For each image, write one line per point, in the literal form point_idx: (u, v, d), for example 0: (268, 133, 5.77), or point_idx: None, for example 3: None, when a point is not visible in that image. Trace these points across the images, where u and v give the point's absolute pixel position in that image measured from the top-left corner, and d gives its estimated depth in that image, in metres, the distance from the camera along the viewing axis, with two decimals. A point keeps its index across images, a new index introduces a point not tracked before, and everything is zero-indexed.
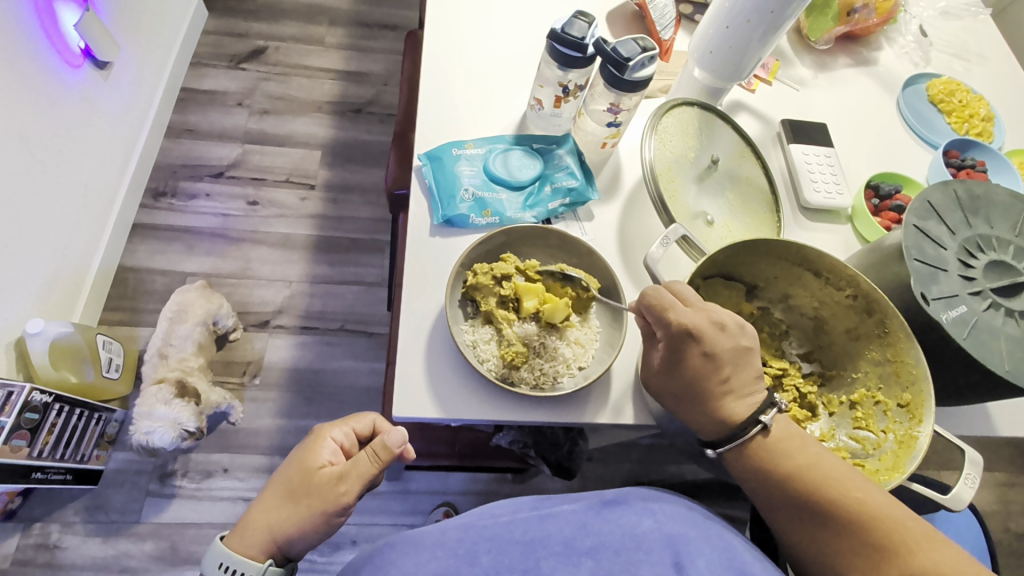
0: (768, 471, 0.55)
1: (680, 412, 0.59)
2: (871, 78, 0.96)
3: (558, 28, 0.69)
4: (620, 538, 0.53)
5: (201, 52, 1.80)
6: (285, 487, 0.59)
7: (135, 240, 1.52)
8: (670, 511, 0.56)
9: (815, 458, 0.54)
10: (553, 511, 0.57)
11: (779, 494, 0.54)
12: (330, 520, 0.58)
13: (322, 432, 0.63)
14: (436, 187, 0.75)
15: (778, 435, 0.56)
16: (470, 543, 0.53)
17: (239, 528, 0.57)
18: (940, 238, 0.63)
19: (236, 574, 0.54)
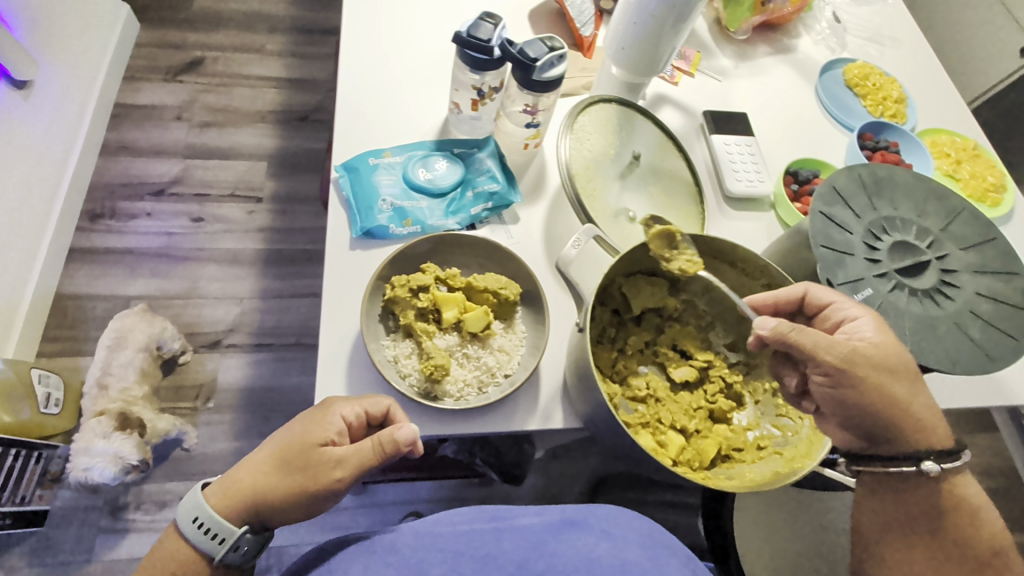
0: (953, 524, 0.54)
1: (904, 407, 0.55)
2: (790, 65, 0.98)
3: (463, 31, 0.68)
4: (573, 562, 0.50)
5: (135, 65, 1.73)
6: (281, 455, 0.55)
7: (73, 265, 1.45)
8: (632, 534, 0.53)
9: (1005, 545, 0.54)
10: (511, 522, 0.54)
11: (950, 548, 0.54)
12: (319, 501, 0.54)
13: (330, 407, 0.57)
14: (354, 199, 0.74)
15: (982, 498, 0.56)
16: (422, 552, 0.51)
17: (226, 479, 0.55)
18: (847, 223, 0.64)
19: (210, 532, 0.52)
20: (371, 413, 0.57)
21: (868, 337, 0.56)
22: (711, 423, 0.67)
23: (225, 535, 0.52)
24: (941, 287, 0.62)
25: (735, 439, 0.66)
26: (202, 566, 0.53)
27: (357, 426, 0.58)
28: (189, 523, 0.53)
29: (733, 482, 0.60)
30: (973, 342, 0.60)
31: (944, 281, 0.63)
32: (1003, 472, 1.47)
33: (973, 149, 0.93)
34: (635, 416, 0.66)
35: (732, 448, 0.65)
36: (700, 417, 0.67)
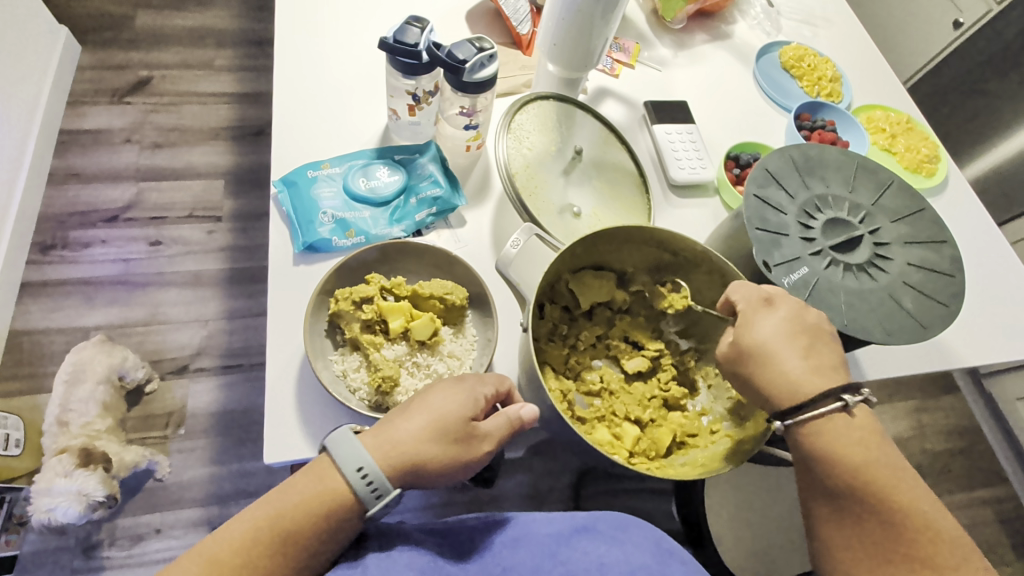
0: (818, 475, 0.51)
1: (763, 381, 0.55)
2: (728, 51, 1.00)
3: (390, 37, 0.67)
4: (587, 565, 0.56)
5: (78, 89, 1.67)
6: (435, 423, 0.55)
7: (27, 300, 1.40)
8: (638, 539, 0.59)
9: (885, 475, 0.49)
10: (529, 535, 0.59)
11: (828, 501, 0.51)
12: (456, 472, 0.57)
13: (473, 384, 0.58)
14: (294, 214, 0.72)
15: (849, 434, 0.51)
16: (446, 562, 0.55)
17: (380, 436, 0.54)
18: (781, 204, 0.65)
19: (372, 486, 0.51)
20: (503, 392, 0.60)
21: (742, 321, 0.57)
22: (666, 411, 0.68)
23: (383, 492, 0.52)
24: (874, 260, 0.64)
25: (689, 425, 0.67)
26: (350, 513, 0.51)
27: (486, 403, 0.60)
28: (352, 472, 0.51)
29: (686, 468, 0.61)
30: (906, 312, 0.61)
31: (877, 254, 0.64)
32: (968, 431, 1.52)
33: (907, 122, 0.96)
34: (591, 410, 0.66)
35: (687, 434, 0.66)
36: (654, 406, 0.68)
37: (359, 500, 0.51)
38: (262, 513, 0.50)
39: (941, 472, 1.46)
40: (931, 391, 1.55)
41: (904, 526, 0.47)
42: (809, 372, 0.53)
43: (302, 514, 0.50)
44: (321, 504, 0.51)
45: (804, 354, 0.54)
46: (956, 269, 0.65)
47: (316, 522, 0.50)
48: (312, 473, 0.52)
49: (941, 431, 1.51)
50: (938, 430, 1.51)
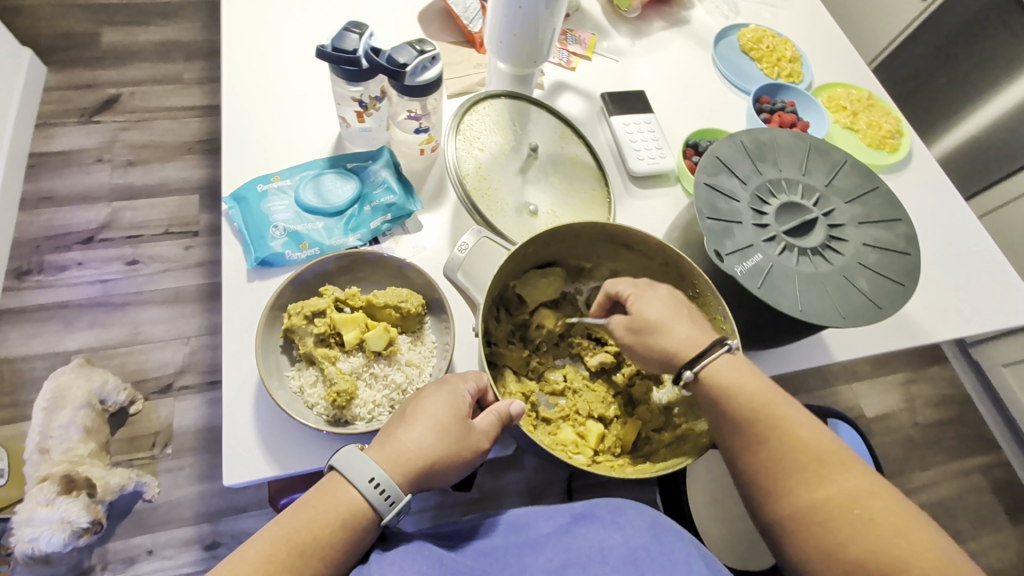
0: (722, 413, 0.53)
1: (661, 350, 0.57)
2: (686, 38, 0.98)
3: (329, 46, 0.66)
4: (588, 551, 0.54)
5: (45, 111, 1.63)
6: (439, 423, 0.54)
7: (5, 327, 1.38)
8: (637, 521, 0.57)
9: (773, 397, 0.53)
10: (529, 532, 0.57)
11: (737, 435, 0.52)
12: (461, 471, 0.56)
13: (459, 382, 0.57)
14: (246, 229, 0.71)
15: (738, 369, 0.54)
16: (448, 562, 0.53)
17: (387, 447, 0.52)
18: (733, 191, 0.64)
19: (387, 495, 0.50)
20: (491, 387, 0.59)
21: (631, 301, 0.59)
22: (631, 406, 0.67)
23: (397, 499, 0.50)
24: (828, 242, 0.63)
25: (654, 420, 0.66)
26: (367, 525, 0.49)
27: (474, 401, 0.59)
28: (363, 482, 0.50)
29: (647, 465, 0.60)
30: (861, 293, 0.61)
31: (831, 236, 0.63)
32: (958, 400, 1.52)
33: (868, 99, 0.95)
34: (555, 411, 0.66)
35: (652, 430, 0.65)
36: (618, 403, 0.67)
37: (374, 510, 0.49)
38: (274, 538, 0.47)
39: (934, 443, 1.46)
40: (920, 363, 1.55)
41: (800, 438, 0.50)
42: (699, 334, 0.56)
43: (320, 531, 0.48)
44: (338, 518, 0.48)
45: (687, 321, 0.57)
46: (911, 248, 0.64)
47: (335, 537, 0.48)
48: (318, 492, 0.50)
49: (931, 402, 1.51)
50: (928, 402, 1.51)
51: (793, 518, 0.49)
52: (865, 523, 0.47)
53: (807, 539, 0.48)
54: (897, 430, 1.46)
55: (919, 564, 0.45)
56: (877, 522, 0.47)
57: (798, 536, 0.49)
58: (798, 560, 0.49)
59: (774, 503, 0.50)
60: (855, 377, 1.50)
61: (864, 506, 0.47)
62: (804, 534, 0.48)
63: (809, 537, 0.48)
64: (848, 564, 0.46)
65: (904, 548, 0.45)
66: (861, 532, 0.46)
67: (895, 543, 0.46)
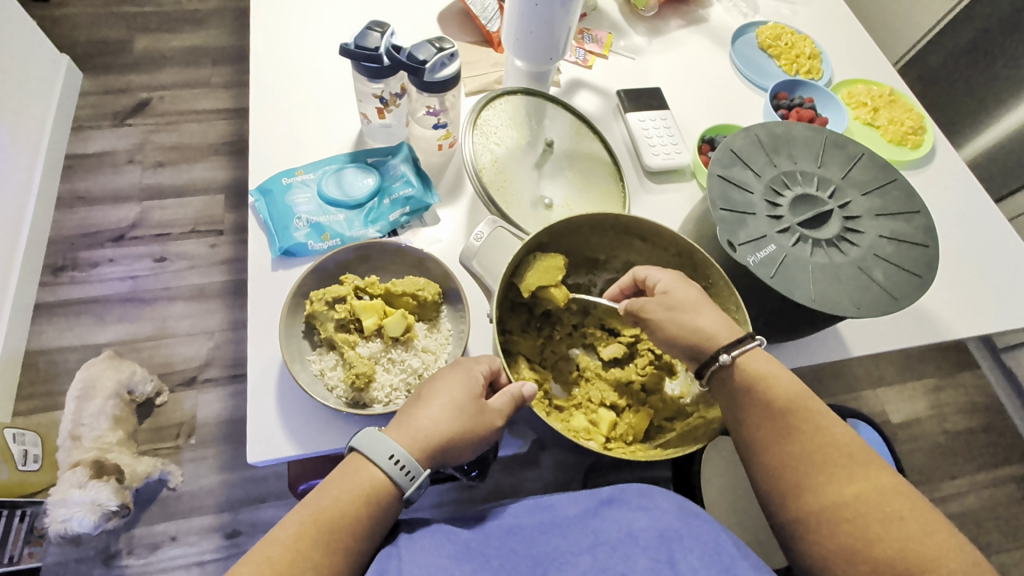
0: (757, 403, 0.54)
1: (690, 328, 0.57)
2: (703, 36, 0.97)
3: (352, 44, 0.68)
4: (617, 533, 0.55)
5: (81, 115, 1.71)
6: (451, 403, 0.55)
7: (40, 320, 1.44)
8: (665, 504, 0.58)
9: (807, 393, 0.54)
10: (556, 514, 0.58)
11: (770, 426, 0.53)
12: (477, 448, 0.57)
13: (473, 364, 0.58)
14: (271, 220, 0.74)
15: (771, 364, 0.55)
16: (478, 547, 0.54)
17: (403, 427, 0.54)
18: (747, 183, 0.65)
19: (406, 471, 0.51)
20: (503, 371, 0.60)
21: (659, 284, 0.60)
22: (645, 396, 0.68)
23: (416, 474, 0.52)
24: (844, 234, 0.63)
25: (667, 408, 0.67)
26: (389, 500, 0.51)
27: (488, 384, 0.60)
28: (383, 459, 0.51)
29: (658, 451, 0.61)
30: (877, 284, 0.61)
31: (847, 228, 0.63)
32: (988, 408, 1.48)
33: (889, 95, 0.94)
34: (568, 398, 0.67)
35: (665, 419, 0.66)
36: (631, 391, 0.68)
37: (394, 484, 0.51)
38: (302, 519, 0.48)
39: (962, 452, 1.42)
40: (947, 368, 1.51)
41: (832, 434, 0.52)
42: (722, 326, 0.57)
43: (345, 507, 0.49)
44: (362, 494, 0.50)
45: (715, 309, 0.58)
46: (929, 239, 0.64)
47: (359, 512, 0.50)
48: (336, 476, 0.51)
49: (959, 409, 1.47)
50: (957, 409, 1.47)
51: (817, 514, 0.49)
52: (895, 522, 0.47)
53: (831, 535, 0.48)
54: (923, 438, 1.43)
55: (946, 565, 0.45)
56: (902, 523, 0.47)
57: (824, 534, 0.49)
58: (817, 559, 0.49)
59: (798, 499, 0.50)
60: (879, 383, 1.47)
61: (889, 505, 0.48)
62: (827, 531, 0.48)
63: (837, 534, 0.48)
64: (872, 562, 0.46)
65: (930, 548, 0.46)
66: (889, 529, 0.47)
67: (923, 544, 0.46)
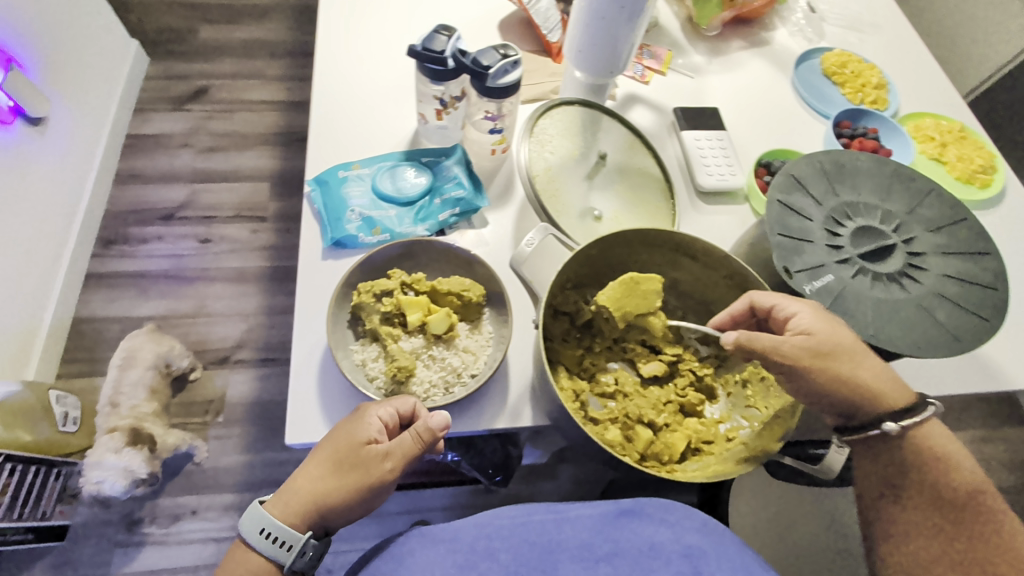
0: (926, 481, 0.53)
1: (844, 379, 0.54)
2: (765, 59, 0.96)
3: (419, 45, 0.70)
4: (637, 546, 0.56)
5: (143, 97, 1.79)
6: (331, 456, 0.57)
7: (89, 290, 1.50)
8: (688, 520, 0.58)
9: (988, 485, 0.52)
10: (568, 512, 0.59)
11: (939, 509, 0.52)
12: (370, 497, 0.57)
13: (364, 411, 0.58)
14: (324, 211, 0.76)
15: (949, 443, 0.54)
16: (487, 540, 0.57)
17: (285, 490, 0.56)
18: (806, 210, 0.63)
19: (278, 540, 0.53)
20: (404, 412, 0.60)
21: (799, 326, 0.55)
22: (682, 416, 0.68)
23: (291, 541, 0.54)
24: (906, 270, 0.61)
25: (706, 431, 0.66)
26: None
27: (392, 424, 0.60)
28: (256, 536, 0.54)
29: (698, 472, 0.60)
30: (941, 325, 0.59)
31: (910, 264, 0.61)
32: None
33: (959, 131, 0.91)
34: (605, 412, 0.66)
35: (702, 441, 0.65)
36: (670, 411, 0.68)
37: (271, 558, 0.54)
38: None
39: None
40: (992, 420, 1.44)
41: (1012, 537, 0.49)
42: (883, 377, 0.54)
43: None
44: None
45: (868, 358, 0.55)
46: (997, 283, 0.61)
47: None
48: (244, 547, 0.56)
49: (1001, 464, 1.40)
50: (999, 463, 1.40)
51: None
52: None
53: None
54: None
55: None
56: None
57: None
58: None
59: None
60: None
61: None
62: None
63: None
64: None
65: None
66: None
67: None
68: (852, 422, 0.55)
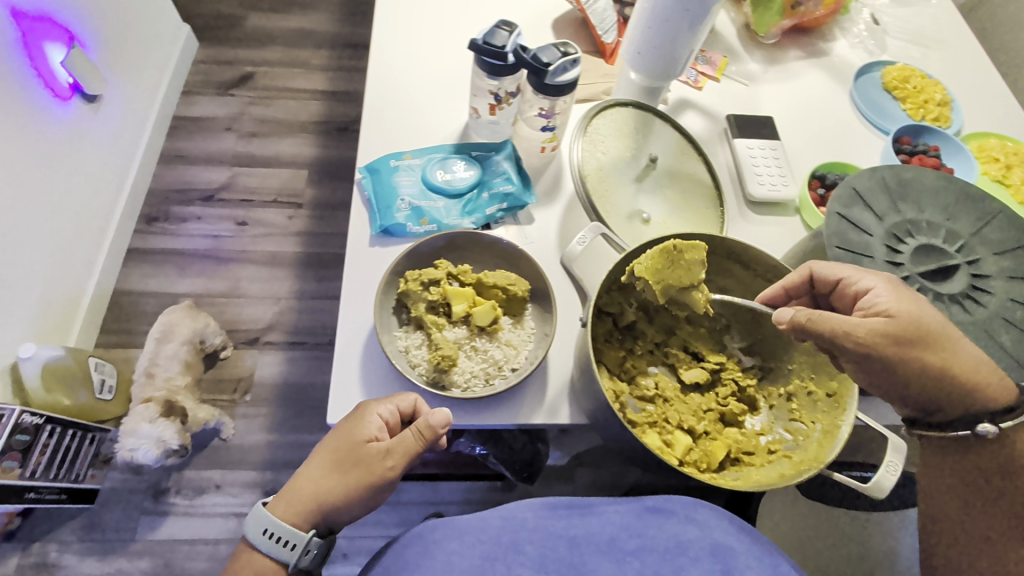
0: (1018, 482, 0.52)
1: (933, 367, 0.53)
2: (823, 69, 0.94)
3: (480, 39, 0.70)
4: (665, 542, 0.55)
5: (191, 81, 1.84)
6: (332, 456, 0.59)
7: (130, 264, 1.55)
8: (715, 519, 0.58)
9: None
10: (594, 508, 0.60)
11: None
12: (373, 493, 0.59)
13: (365, 410, 0.61)
14: (374, 198, 0.77)
15: None
16: (514, 532, 0.57)
17: (290, 491, 0.59)
18: (866, 225, 0.62)
19: (281, 539, 0.56)
20: (404, 410, 0.62)
21: (882, 306, 0.53)
22: (722, 426, 0.67)
23: (295, 540, 0.56)
24: (970, 292, 0.59)
25: (746, 442, 0.65)
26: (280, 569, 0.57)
27: (393, 422, 0.62)
28: (259, 537, 0.57)
29: (739, 481, 0.59)
30: (1002, 350, 0.57)
31: (975, 285, 0.60)
32: None
33: None
34: (644, 415, 0.66)
35: (742, 452, 0.64)
36: (710, 419, 0.67)
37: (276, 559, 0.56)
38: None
39: None
40: None
41: None
42: (978, 362, 0.54)
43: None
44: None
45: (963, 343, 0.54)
46: None
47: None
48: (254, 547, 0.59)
49: None
50: None
51: None
52: None
53: None
54: None
55: None
56: None
57: None
58: None
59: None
60: None
61: None
62: None
63: None
64: None
65: None
66: None
67: None
68: (939, 414, 0.56)
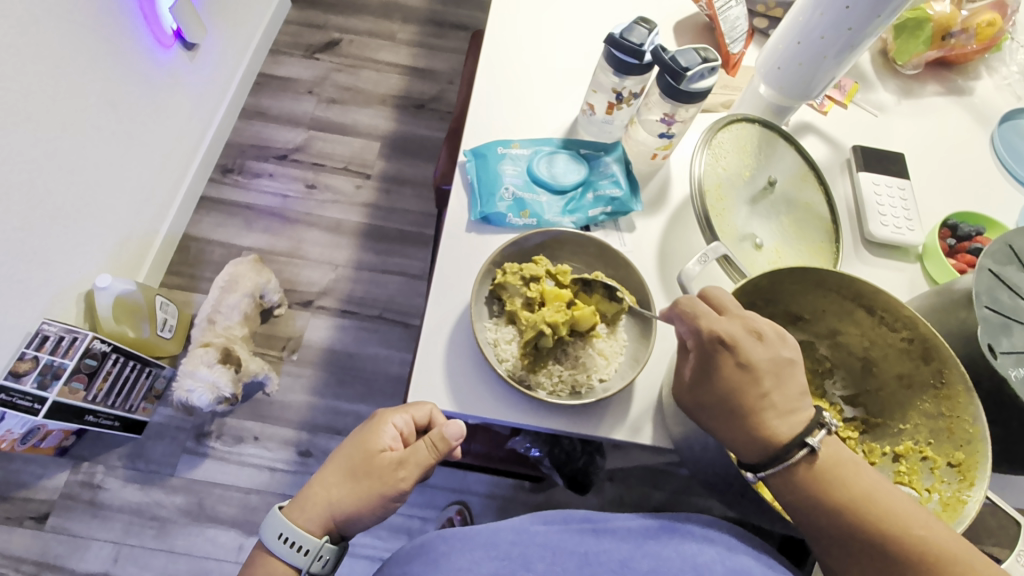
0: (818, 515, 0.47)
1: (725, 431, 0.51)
2: (963, 109, 0.88)
3: (616, 33, 0.68)
4: (681, 565, 0.49)
5: (281, 41, 1.87)
6: (346, 463, 0.57)
7: (201, 212, 1.59)
8: (729, 543, 0.52)
9: (882, 495, 0.46)
10: (608, 524, 0.54)
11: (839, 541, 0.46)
12: (386, 504, 0.57)
13: (381, 419, 0.59)
14: (477, 183, 0.75)
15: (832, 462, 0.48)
16: (524, 547, 0.50)
17: (303, 497, 0.56)
18: (1020, 287, 0.57)
19: (294, 545, 0.53)
20: (418, 421, 0.60)
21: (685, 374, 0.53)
22: None
23: (308, 547, 0.53)
24: None
25: None
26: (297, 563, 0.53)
27: (410, 432, 0.61)
28: (275, 541, 0.54)
29: None
30: None
31: None
32: None
33: None
34: None
35: None
36: None
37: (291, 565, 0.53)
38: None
39: None
40: None
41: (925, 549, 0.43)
42: (787, 423, 0.49)
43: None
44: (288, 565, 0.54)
45: (770, 403, 0.49)
46: None
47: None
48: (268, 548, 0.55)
49: None
50: None
51: None
52: None
53: None
54: None
55: None
56: None
57: None
58: None
59: None
60: None
61: None
62: None
63: None
64: None
65: None
66: None
67: None
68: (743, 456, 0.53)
